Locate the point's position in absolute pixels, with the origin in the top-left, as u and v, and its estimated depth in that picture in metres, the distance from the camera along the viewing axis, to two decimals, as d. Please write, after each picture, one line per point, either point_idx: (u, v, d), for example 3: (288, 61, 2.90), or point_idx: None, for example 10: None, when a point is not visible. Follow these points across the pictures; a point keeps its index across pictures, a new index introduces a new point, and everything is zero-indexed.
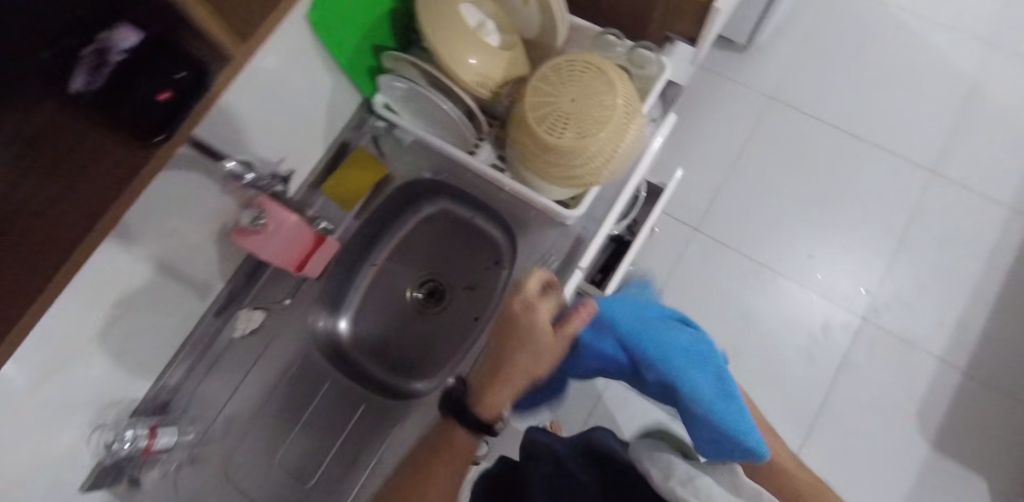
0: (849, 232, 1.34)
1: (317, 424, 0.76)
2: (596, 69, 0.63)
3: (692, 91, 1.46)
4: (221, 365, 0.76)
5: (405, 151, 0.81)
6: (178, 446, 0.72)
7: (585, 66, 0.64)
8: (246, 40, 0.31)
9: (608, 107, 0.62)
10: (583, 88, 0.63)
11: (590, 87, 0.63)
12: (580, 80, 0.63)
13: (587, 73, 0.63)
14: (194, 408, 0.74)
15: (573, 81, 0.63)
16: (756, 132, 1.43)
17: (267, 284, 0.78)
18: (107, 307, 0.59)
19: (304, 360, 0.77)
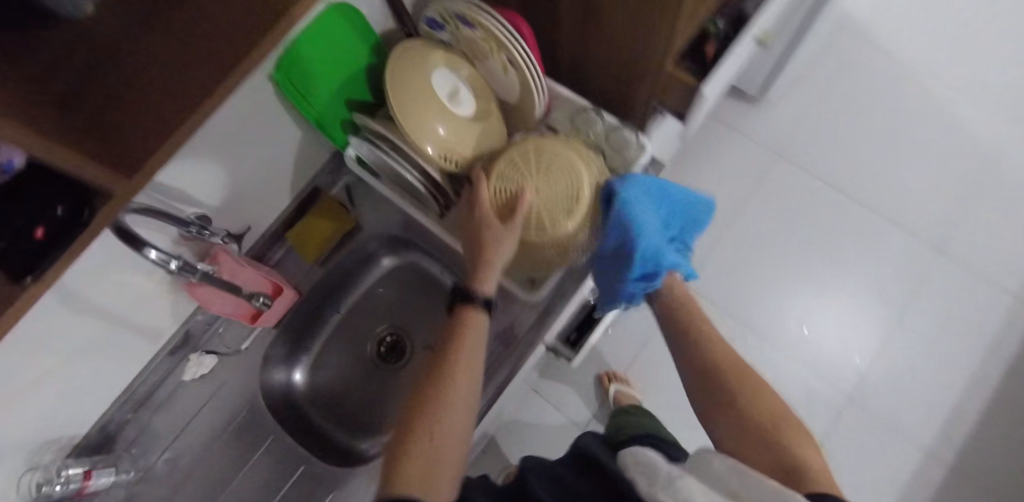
0: (850, 302, 1.28)
1: (262, 472, 0.76)
2: (565, 161, 0.63)
3: (699, 136, 1.41)
4: (171, 405, 0.76)
5: (377, 203, 0.80)
6: (116, 485, 0.71)
7: (558, 159, 0.63)
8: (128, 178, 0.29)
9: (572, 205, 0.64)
10: (553, 183, 0.63)
11: (559, 181, 0.63)
12: (551, 173, 0.63)
13: (560, 166, 0.63)
14: (138, 448, 0.74)
15: (545, 173, 0.63)
16: (761, 187, 1.37)
17: (224, 328, 0.77)
18: (48, 357, 0.58)
19: (249, 410, 0.77)
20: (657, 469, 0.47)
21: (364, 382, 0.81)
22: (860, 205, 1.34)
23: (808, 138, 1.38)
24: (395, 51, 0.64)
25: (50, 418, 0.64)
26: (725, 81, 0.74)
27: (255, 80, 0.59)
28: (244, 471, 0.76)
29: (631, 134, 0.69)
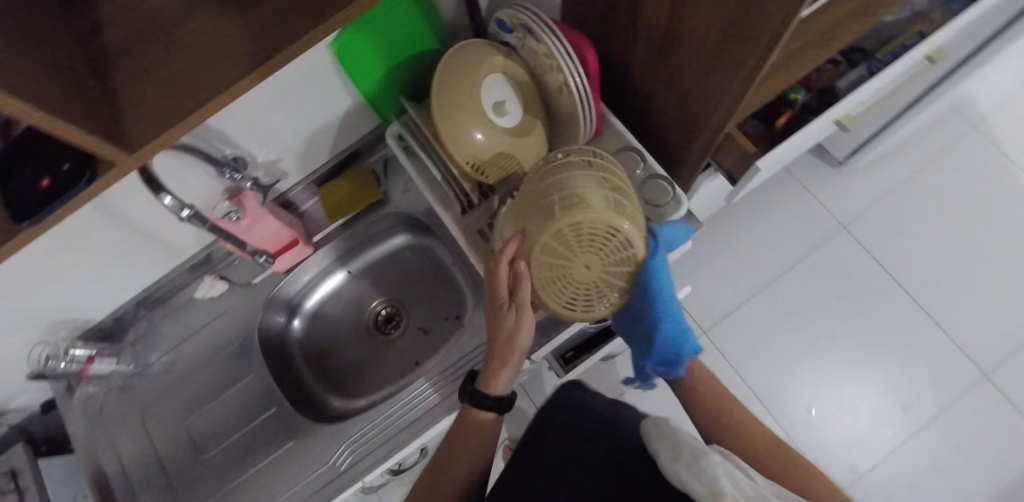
0: (868, 398, 1.23)
1: (236, 403, 0.77)
2: (609, 209, 0.50)
3: (762, 189, 1.35)
4: (179, 315, 0.82)
5: (407, 183, 0.82)
6: (113, 374, 0.79)
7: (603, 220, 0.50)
8: (121, 156, 0.31)
9: (622, 258, 0.52)
10: (603, 249, 0.51)
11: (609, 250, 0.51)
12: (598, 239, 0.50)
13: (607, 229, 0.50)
14: (140, 344, 0.81)
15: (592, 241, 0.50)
16: (810, 258, 1.31)
17: (240, 260, 0.82)
18: (75, 246, 0.64)
19: (244, 342, 0.79)
20: (682, 444, 0.47)
21: (353, 344, 0.85)
22: (911, 306, 1.26)
23: (874, 219, 1.31)
24: (452, 49, 0.65)
25: (70, 295, 0.71)
26: (783, 155, 0.70)
27: (315, 47, 0.62)
28: (222, 397, 0.78)
29: (670, 185, 0.66)
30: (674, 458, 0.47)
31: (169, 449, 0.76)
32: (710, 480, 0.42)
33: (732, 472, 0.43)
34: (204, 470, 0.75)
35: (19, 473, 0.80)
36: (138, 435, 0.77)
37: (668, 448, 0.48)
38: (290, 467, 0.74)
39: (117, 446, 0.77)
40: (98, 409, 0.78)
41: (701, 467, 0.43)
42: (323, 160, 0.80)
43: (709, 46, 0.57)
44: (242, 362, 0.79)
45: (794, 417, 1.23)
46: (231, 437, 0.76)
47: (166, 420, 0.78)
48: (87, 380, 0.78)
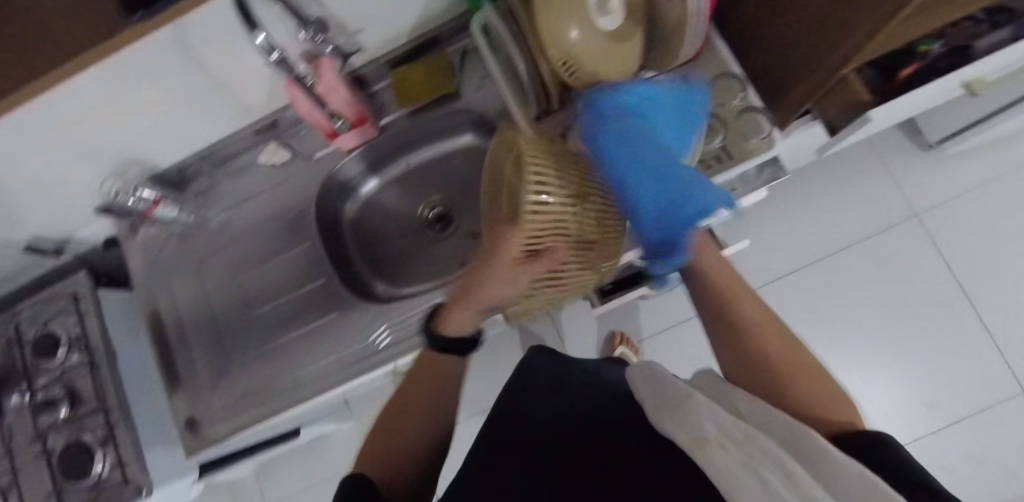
0: (894, 391, 1.21)
1: (287, 270, 0.80)
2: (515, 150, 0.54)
3: (838, 160, 1.28)
4: (241, 175, 0.83)
5: (483, 78, 0.78)
6: (174, 222, 0.82)
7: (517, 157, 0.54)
8: None
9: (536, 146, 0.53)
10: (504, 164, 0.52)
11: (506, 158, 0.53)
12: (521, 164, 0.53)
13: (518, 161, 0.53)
14: (202, 198, 0.83)
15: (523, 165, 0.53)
16: (872, 241, 1.25)
17: (307, 131, 0.81)
18: (154, 85, 0.64)
19: (299, 212, 0.80)
20: (670, 389, 0.41)
21: (402, 235, 0.85)
22: (967, 308, 1.20)
23: (956, 211, 1.23)
24: None
25: (142, 137, 0.73)
26: (896, 109, 0.64)
27: None
28: (274, 262, 0.81)
29: (764, 120, 0.63)
30: (662, 408, 0.40)
31: (222, 300, 0.81)
32: (693, 423, 0.35)
33: (720, 414, 0.35)
34: (252, 324, 0.80)
35: (82, 299, 0.84)
36: (195, 281, 0.81)
37: (655, 394, 0.42)
38: (329, 338, 0.77)
39: (174, 288, 0.82)
40: (158, 251, 0.82)
41: (688, 412, 0.36)
42: (401, 38, 0.76)
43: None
44: (295, 233, 0.81)
45: None
46: (280, 298, 0.80)
47: (220, 272, 0.82)
48: (150, 221, 0.81)
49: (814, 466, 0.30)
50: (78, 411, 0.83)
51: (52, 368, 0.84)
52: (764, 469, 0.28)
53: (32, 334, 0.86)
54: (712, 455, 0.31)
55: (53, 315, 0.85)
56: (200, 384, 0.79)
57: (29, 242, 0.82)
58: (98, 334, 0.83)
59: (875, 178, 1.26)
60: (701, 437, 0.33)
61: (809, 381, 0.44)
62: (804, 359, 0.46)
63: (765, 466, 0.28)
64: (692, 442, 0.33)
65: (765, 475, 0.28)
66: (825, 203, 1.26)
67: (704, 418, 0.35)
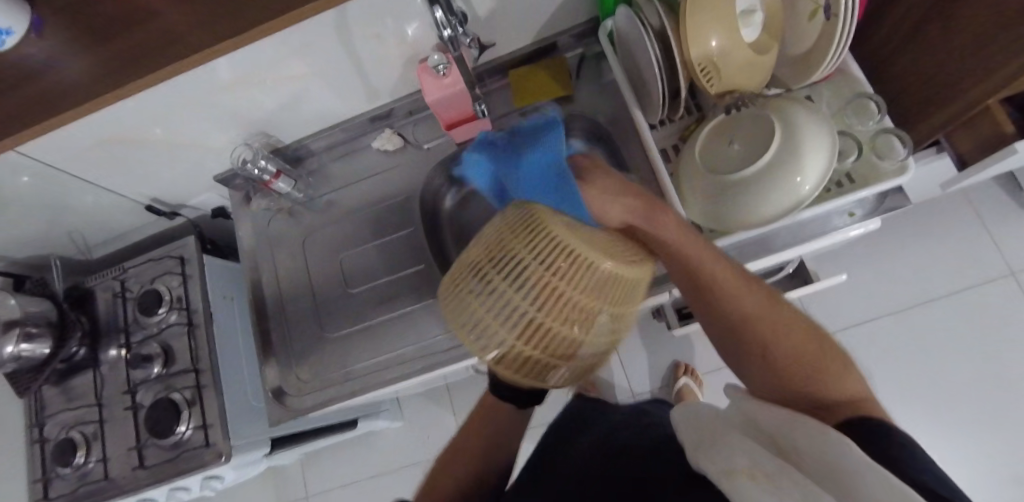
0: (984, 458, 1.13)
1: (384, 253, 0.82)
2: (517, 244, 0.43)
3: (932, 207, 1.24)
4: (350, 159, 0.87)
5: (597, 87, 0.80)
6: (286, 196, 0.85)
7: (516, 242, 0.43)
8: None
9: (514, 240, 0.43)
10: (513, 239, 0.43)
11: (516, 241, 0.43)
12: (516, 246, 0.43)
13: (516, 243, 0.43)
14: (311, 177, 0.87)
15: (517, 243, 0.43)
16: (964, 296, 1.19)
17: (420, 124, 0.84)
18: (302, 61, 0.69)
19: (405, 198, 0.83)
20: (704, 433, 0.45)
21: None
22: None
23: None
24: None
25: (274, 110, 0.77)
26: None
27: None
28: (373, 243, 0.83)
29: (901, 144, 0.61)
30: (696, 445, 0.44)
31: (319, 274, 0.83)
32: (723, 459, 0.38)
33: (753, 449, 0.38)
34: (345, 302, 0.81)
35: (187, 261, 0.88)
36: (297, 254, 0.84)
37: (689, 433, 0.46)
38: (418, 321, 0.78)
39: (277, 260, 0.85)
40: (267, 222, 0.86)
41: (718, 451, 0.39)
42: (524, 43, 0.79)
43: (1013, 8, 0.49)
44: (397, 216, 0.83)
45: None
46: (374, 280, 0.81)
47: (320, 250, 0.84)
48: (263, 192, 0.86)
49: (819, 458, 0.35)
50: (170, 369, 0.86)
51: (150, 325, 0.87)
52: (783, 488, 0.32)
53: (137, 289, 0.90)
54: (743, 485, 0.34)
55: (159, 273, 0.90)
56: (291, 356, 0.81)
57: (149, 203, 0.90)
58: (198, 297, 0.86)
59: (972, 230, 1.21)
60: (732, 470, 0.36)
61: (800, 361, 0.48)
62: (770, 320, 0.50)
63: (791, 486, 0.32)
64: (722, 474, 0.37)
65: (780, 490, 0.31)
66: (915, 252, 1.22)
67: (734, 453, 0.38)
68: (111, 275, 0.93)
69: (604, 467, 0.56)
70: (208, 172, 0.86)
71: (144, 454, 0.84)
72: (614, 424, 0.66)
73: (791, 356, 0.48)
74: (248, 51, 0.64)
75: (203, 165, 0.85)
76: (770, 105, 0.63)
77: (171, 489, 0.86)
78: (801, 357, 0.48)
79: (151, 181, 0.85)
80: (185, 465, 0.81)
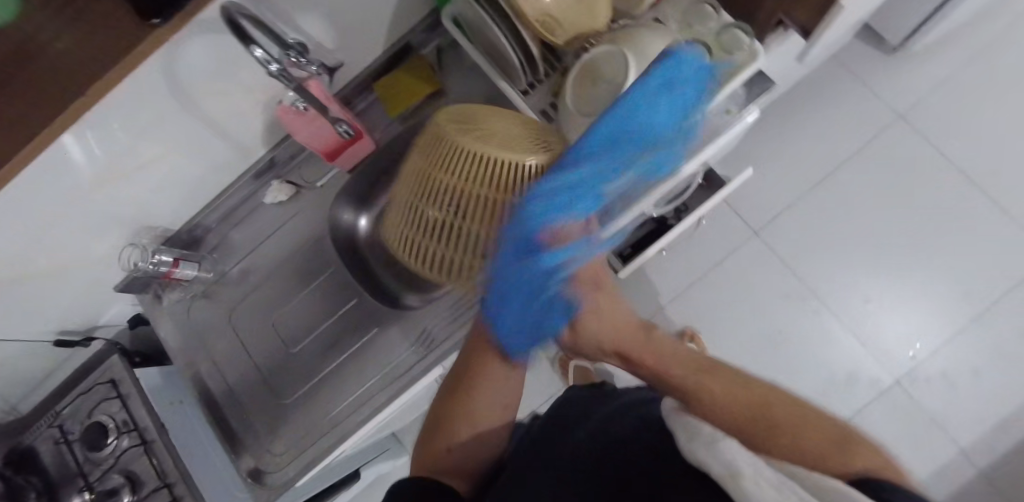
0: (927, 289, 1.22)
1: (317, 301, 0.81)
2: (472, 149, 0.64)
3: (813, 81, 1.31)
4: (249, 223, 0.84)
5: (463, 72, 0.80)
6: (197, 280, 0.83)
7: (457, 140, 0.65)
8: None
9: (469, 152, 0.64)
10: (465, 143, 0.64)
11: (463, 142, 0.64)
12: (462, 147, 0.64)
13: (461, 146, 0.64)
14: (216, 254, 0.84)
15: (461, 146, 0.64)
16: (867, 150, 1.27)
17: (306, 164, 0.82)
18: (156, 141, 0.66)
19: (317, 240, 0.82)
20: (701, 426, 0.39)
21: None
22: (969, 191, 1.24)
23: (937, 104, 1.27)
24: None
25: (148, 197, 0.74)
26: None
27: None
28: (302, 296, 0.82)
29: (745, 34, 0.64)
30: (692, 442, 0.37)
31: (259, 345, 0.81)
32: (730, 459, 0.32)
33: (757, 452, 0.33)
34: (295, 362, 0.80)
35: (119, 382, 0.84)
36: (230, 334, 0.82)
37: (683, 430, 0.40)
38: (371, 355, 0.77)
39: (211, 346, 0.82)
40: (188, 312, 0.83)
41: (718, 450, 0.34)
42: (377, 53, 0.78)
43: None
44: (315, 262, 0.82)
45: (852, 308, 1.23)
46: (316, 330, 0.80)
47: (251, 321, 0.82)
48: (173, 285, 0.82)
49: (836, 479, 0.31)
50: (142, 493, 0.81)
51: (103, 459, 0.82)
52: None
53: (78, 429, 0.84)
54: (753, 490, 0.28)
55: (95, 403, 0.84)
56: (260, 435, 0.79)
57: (57, 338, 0.84)
58: (144, 413, 0.82)
59: (853, 90, 1.30)
60: (736, 472, 0.30)
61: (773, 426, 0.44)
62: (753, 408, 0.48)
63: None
64: (725, 476, 0.31)
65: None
66: (811, 127, 1.29)
67: (742, 455, 0.32)
68: (47, 422, 0.86)
69: (594, 466, 0.49)
70: (108, 283, 0.82)
71: None
72: (605, 407, 0.60)
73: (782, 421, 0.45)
74: (91, 150, 0.61)
75: (99, 279, 0.80)
76: (623, 38, 0.65)
77: None
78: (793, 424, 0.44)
79: (49, 313, 0.79)
80: None
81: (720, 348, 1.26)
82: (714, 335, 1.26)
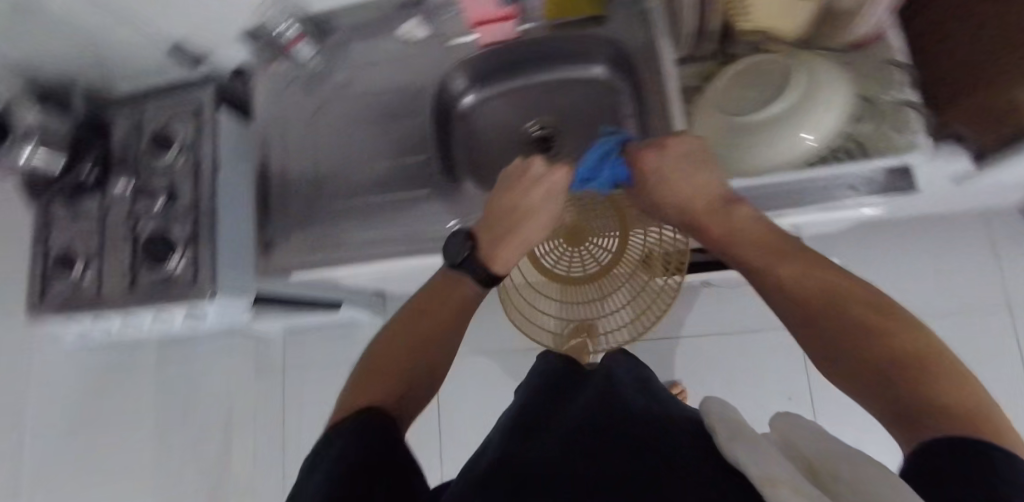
0: None
1: (392, 140, 0.85)
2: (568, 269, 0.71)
3: (945, 222, 1.22)
4: (374, 42, 0.88)
5: (633, 13, 0.79)
6: (306, 65, 0.88)
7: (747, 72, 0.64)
8: None
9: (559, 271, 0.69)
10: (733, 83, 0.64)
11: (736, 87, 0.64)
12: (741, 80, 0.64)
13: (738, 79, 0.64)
14: (334, 52, 0.89)
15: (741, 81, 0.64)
16: (953, 314, 1.19)
17: (450, 18, 0.85)
18: None
19: (419, 88, 0.85)
20: (745, 432, 0.38)
21: (504, 144, 0.90)
22: None
23: None
24: None
25: None
26: None
27: None
28: (384, 128, 0.85)
29: (917, 120, 0.60)
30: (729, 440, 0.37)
31: (324, 148, 0.86)
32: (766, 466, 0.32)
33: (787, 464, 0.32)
34: (344, 180, 0.84)
35: (202, 112, 0.90)
36: (306, 124, 0.87)
37: (722, 429, 0.40)
38: (413, 212, 0.81)
39: (286, 125, 0.87)
40: (283, 87, 0.88)
41: (754, 455, 0.33)
42: None
43: None
44: (409, 104, 0.85)
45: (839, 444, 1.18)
46: (376, 162, 0.84)
47: (331, 124, 0.87)
48: (285, 56, 0.88)
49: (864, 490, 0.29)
50: (171, 209, 0.88)
51: (158, 165, 0.89)
52: None
53: (151, 130, 0.92)
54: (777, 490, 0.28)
55: (176, 116, 0.91)
56: (283, 219, 0.85)
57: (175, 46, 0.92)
58: (208, 147, 0.88)
59: (981, 252, 1.21)
60: (770, 477, 0.30)
61: (879, 360, 0.39)
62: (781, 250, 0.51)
63: None
64: (763, 481, 0.30)
65: None
66: (913, 263, 1.22)
67: (774, 467, 0.32)
68: (132, 110, 0.94)
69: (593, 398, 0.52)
70: (238, 24, 0.88)
71: (136, 277, 0.87)
72: (627, 384, 0.57)
73: (918, 348, 0.38)
74: None
75: (231, 16, 0.86)
76: (803, 58, 0.62)
77: (154, 317, 0.89)
78: (913, 358, 0.38)
79: (182, 23, 0.86)
80: (169, 297, 0.84)
81: (696, 398, 1.26)
82: (701, 384, 1.26)
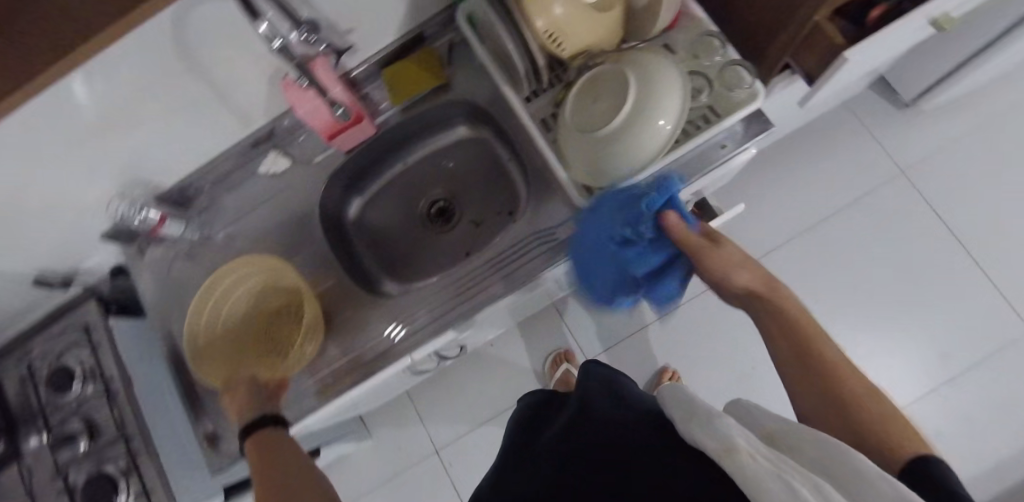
0: (907, 344, 1.21)
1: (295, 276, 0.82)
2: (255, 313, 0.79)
3: (818, 125, 1.33)
4: (240, 190, 0.86)
5: (470, 70, 0.81)
6: (181, 238, 0.84)
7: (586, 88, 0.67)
8: None
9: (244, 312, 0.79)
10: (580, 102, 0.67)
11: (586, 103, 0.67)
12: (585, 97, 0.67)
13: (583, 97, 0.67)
14: (204, 215, 0.86)
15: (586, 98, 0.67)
16: (862, 200, 1.28)
17: (305, 139, 0.84)
18: (153, 97, 0.67)
19: (303, 216, 0.84)
20: (698, 405, 0.42)
21: (407, 231, 0.90)
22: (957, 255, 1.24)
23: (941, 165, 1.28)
24: None
25: (144, 151, 0.75)
26: (875, 52, 0.65)
27: None
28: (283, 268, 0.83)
29: (746, 72, 0.65)
30: (688, 420, 0.42)
31: None
32: (724, 437, 0.36)
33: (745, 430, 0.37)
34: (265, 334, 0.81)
35: (92, 330, 0.84)
36: None
37: (678, 411, 0.44)
38: (347, 337, 0.79)
39: (184, 306, 0.83)
40: (166, 270, 0.84)
41: (713, 428, 0.37)
42: (389, 41, 0.80)
43: None
44: (299, 235, 0.83)
45: None
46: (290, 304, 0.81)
47: None
48: (156, 240, 0.84)
49: (814, 452, 0.34)
50: (98, 444, 0.80)
51: (67, 404, 0.82)
52: (788, 471, 0.30)
53: (46, 370, 0.84)
54: (744, 462, 0.32)
55: (66, 344, 0.85)
56: (219, 400, 0.79)
57: (38, 276, 0.86)
58: (113, 364, 0.81)
59: (858, 139, 1.31)
60: (731, 448, 0.34)
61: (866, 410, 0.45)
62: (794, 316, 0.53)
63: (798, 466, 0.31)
64: (722, 453, 0.35)
65: (794, 481, 0.29)
66: (810, 171, 1.30)
67: (733, 434, 0.36)
68: (18, 357, 0.87)
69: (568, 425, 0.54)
70: (94, 229, 0.83)
71: None
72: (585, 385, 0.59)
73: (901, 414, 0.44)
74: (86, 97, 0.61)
75: (84, 225, 0.81)
76: (629, 58, 0.66)
77: None
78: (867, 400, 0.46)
79: (35, 253, 0.81)
80: None
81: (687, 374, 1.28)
82: (687, 359, 1.28)
